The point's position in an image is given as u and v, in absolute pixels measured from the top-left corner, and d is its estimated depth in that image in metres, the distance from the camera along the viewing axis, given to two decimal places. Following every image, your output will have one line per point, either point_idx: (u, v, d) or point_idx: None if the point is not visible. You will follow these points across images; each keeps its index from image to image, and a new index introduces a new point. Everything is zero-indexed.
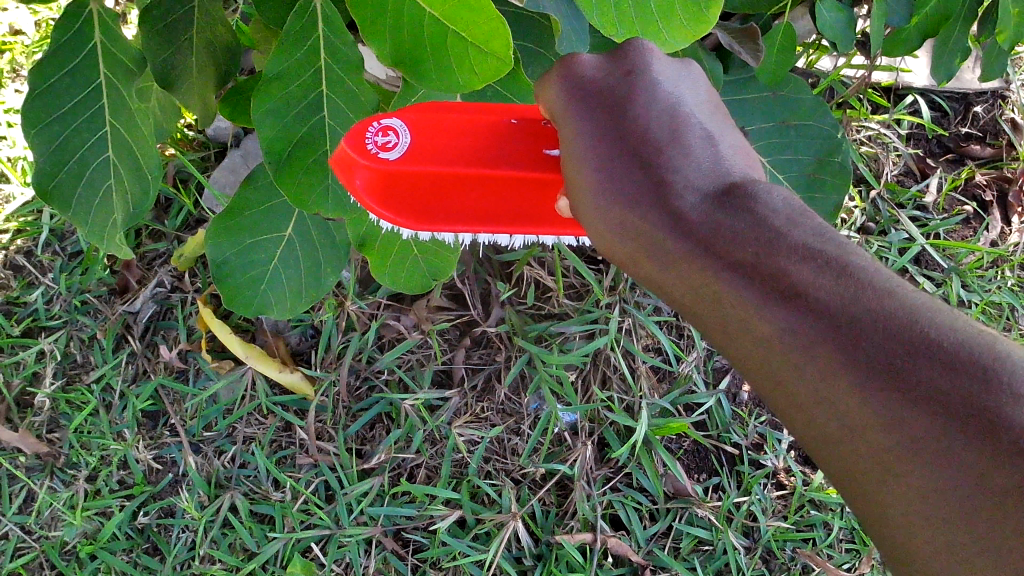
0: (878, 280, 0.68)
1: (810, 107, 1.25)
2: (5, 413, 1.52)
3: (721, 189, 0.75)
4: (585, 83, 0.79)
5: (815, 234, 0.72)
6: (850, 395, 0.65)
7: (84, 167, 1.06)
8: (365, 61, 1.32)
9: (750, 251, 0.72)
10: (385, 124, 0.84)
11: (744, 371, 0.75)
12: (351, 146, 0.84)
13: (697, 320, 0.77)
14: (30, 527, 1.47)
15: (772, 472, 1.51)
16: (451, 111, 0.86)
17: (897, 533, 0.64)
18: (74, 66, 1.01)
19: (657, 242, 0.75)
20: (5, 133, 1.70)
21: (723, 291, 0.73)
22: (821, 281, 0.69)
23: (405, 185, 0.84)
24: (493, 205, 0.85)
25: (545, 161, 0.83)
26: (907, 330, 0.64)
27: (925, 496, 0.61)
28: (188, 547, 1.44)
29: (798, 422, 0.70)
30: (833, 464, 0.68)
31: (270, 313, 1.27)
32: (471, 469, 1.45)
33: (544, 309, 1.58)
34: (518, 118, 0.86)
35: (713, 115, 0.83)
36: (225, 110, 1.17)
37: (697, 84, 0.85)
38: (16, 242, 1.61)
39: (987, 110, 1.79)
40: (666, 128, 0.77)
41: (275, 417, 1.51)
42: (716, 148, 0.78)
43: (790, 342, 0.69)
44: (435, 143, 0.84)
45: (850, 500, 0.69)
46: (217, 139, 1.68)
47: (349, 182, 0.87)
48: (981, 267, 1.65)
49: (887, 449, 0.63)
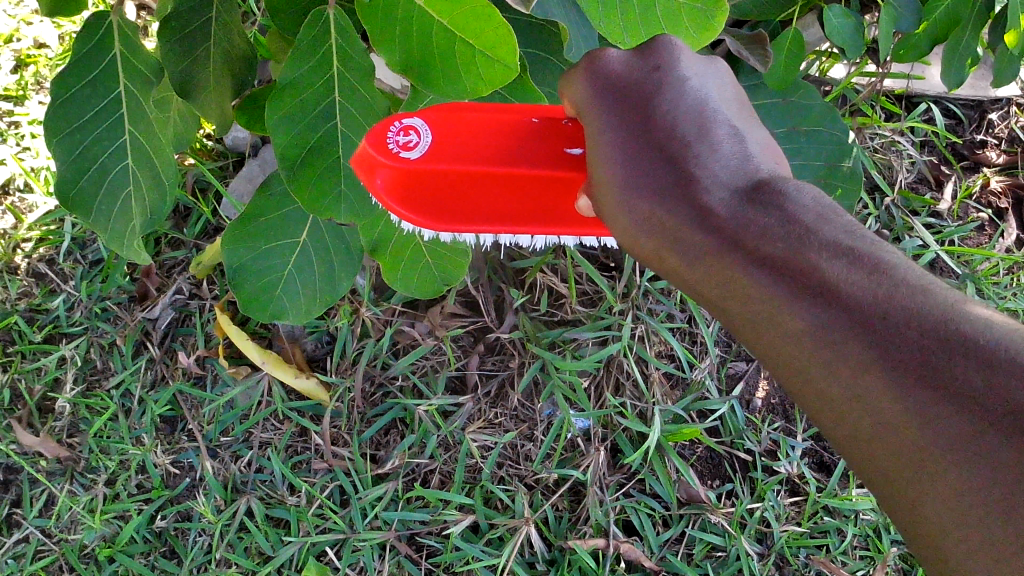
0: (911, 278, 0.68)
1: (821, 111, 1.25)
2: (27, 418, 1.55)
3: (750, 186, 0.75)
4: (610, 79, 0.79)
5: (846, 232, 0.72)
6: (883, 392, 0.65)
7: (104, 175, 1.08)
8: (379, 71, 1.35)
9: (780, 248, 0.72)
10: (406, 124, 0.86)
11: (774, 369, 0.75)
12: (373, 146, 0.86)
13: (724, 317, 0.77)
14: (50, 531, 1.49)
15: (785, 478, 1.50)
16: (472, 111, 0.87)
17: (930, 534, 0.64)
18: (96, 76, 1.03)
19: (684, 239, 0.74)
20: (29, 144, 1.75)
21: (752, 289, 0.73)
22: (854, 278, 0.69)
23: (427, 185, 0.86)
24: (513, 203, 0.86)
25: (565, 160, 0.83)
26: (941, 329, 0.64)
27: (960, 496, 0.61)
28: (204, 551, 1.46)
29: (828, 420, 0.70)
30: (863, 461, 0.68)
31: (285, 318, 1.29)
32: (484, 474, 1.46)
33: (557, 315, 1.58)
34: (538, 117, 0.86)
35: (740, 110, 0.83)
36: (241, 119, 1.20)
37: (724, 80, 0.84)
38: (39, 250, 1.65)
39: (1002, 117, 1.79)
40: (694, 125, 0.77)
41: (291, 422, 1.53)
42: (743, 144, 0.77)
43: (822, 339, 0.69)
44: (455, 142, 0.85)
45: (882, 499, 0.69)
46: (235, 149, 1.71)
47: (371, 183, 0.89)
48: (996, 274, 1.64)
49: (921, 446, 0.63)
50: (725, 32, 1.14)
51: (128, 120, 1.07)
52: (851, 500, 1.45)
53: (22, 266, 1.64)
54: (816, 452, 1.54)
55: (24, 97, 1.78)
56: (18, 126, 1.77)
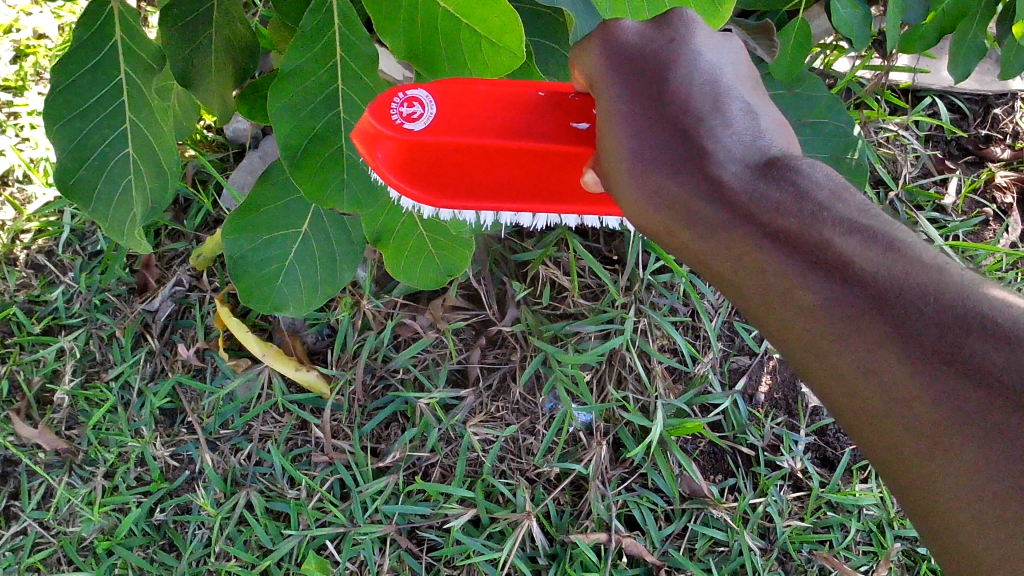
0: (926, 257, 0.68)
1: (828, 103, 1.24)
2: (25, 410, 1.54)
3: (764, 160, 0.73)
4: (623, 50, 0.77)
5: (858, 210, 0.72)
6: (898, 368, 0.65)
7: (105, 163, 1.07)
8: (383, 61, 1.34)
9: (794, 222, 0.70)
10: (410, 95, 0.84)
11: (780, 344, 0.73)
12: (376, 118, 0.84)
13: (729, 291, 0.75)
14: (48, 523, 1.48)
15: (788, 473, 1.49)
16: (477, 82, 0.85)
17: (940, 507, 0.63)
18: (96, 63, 1.02)
19: (696, 213, 0.71)
20: (28, 135, 1.74)
21: (764, 262, 0.70)
22: (869, 255, 0.68)
23: (430, 159, 0.84)
24: (517, 178, 0.85)
25: (572, 135, 0.82)
26: (956, 306, 0.64)
27: (976, 471, 0.60)
28: (203, 544, 1.45)
29: (835, 395, 0.70)
30: (872, 436, 0.68)
31: (286, 310, 1.28)
32: (486, 468, 1.45)
33: (559, 309, 1.57)
34: (545, 90, 0.85)
35: (753, 85, 0.80)
36: (243, 109, 1.18)
37: (738, 54, 0.81)
38: (38, 241, 1.64)
39: (1007, 112, 1.78)
40: (708, 97, 0.74)
41: (291, 415, 1.52)
42: (757, 120, 0.75)
43: (835, 313, 0.68)
44: (460, 114, 0.83)
45: (888, 473, 0.68)
46: (236, 140, 1.70)
47: (372, 156, 0.87)
48: (1000, 269, 1.63)
49: (936, 422, 0.63)
50: (732, 22, 1.14)
51: (128, 108, 1.06)
52: (855, 495, 1.45)
53: (21, 258, 1.63)
54: (818, 448, 1.53)
55: (24, 87, 1.77)
56: (17, 117, 1.76)
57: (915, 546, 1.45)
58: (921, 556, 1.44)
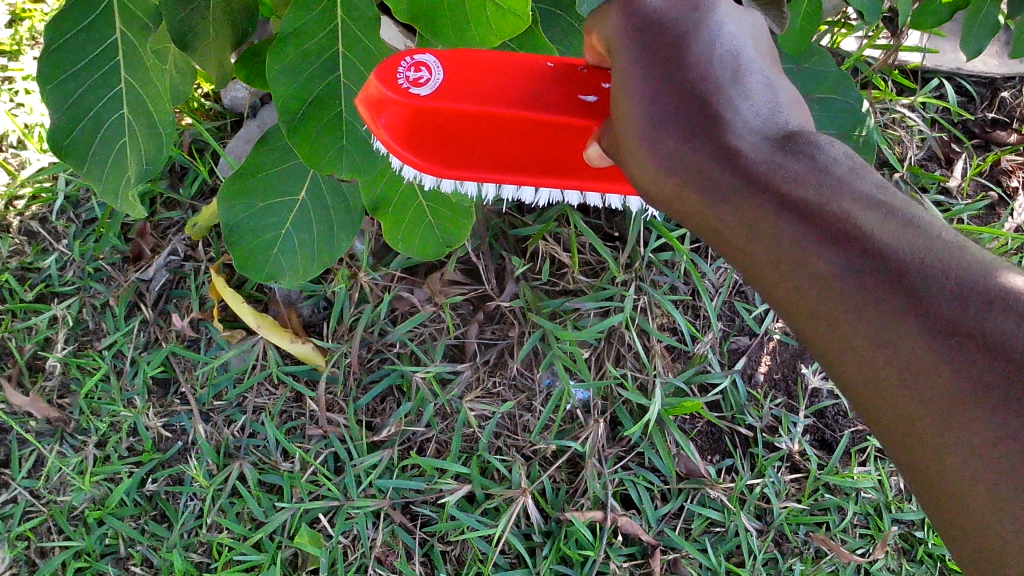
0: (945, 235, 0.67)
1: (834, 79, 1.22)
2: (17, 377, 1.52)
3: (780, 135, 0.74)
4: (646, 17, 0.77)
5: (877, 188, 0.72)
6: (913, 339, 0.63)
7: (99, 125, 1.04)
8: (383, 30, 1.33)
9: (812, 193, 0.70)
10: (418, 60, 0.84)
11: (790, 317, 0.72)
12: (383, 82, 0.85)
13: (743, 263, 0.74)
14: (39, 492, 1.46)
15: (786, 455, 1.48)
16: (486, 51, 0.85)
17: (955, 484, 0.60)
18: (89, 23, 1.00)
19: (710, 177, 0.73)
20: (23, 100, 1.72)
21: (779, 230, 0.70)
22: (886, 228, 0.67)
23: (433, 126, 0.85)
24: (520, 150, 0.85)
25: (580, 107, 0.82)
26: (977, 278, 0.63)
27: (994, 441, 0.57)
28: (195, 515, 1.43)
29: (845, 368, 0.67)
30: (884, 413, 0.65)
31: (282, 279, 1.25)
32: (481, 444, 1.43)
33: (559, 285, 1.56)
34: (554, 62, 0.85)
35: (772, 63, 0.80)
36: (241, 74, 1.16)
37: (759, 32, 0.81)
38: (31, 208, 1.62)
39: (1015, 95, 1.75)
40: (728, 68, 0.76)
41: (286, 387, 1.50)
42: (776, 96, 0.76)
43: (849, 283, 0.66)
44: (466, 81, 0.84)
45: (896, 452, 0.65)
46: (234, 109, 1.68)
47: (375, 121, 0.88)
48: (1004, 253, 1.62)
49: (950, 394, 0.60)
50: None
51: (125, 68, 1.03)
52: (853, 478, 1.43)
53: (14, 224, 1.61)
54: (817, 430, 1.52)
55: (19, 52, 1.76)
56: (12, 82, 1.74)
57: (912, 530, 1.44)
58: (918, 539, 1.43)
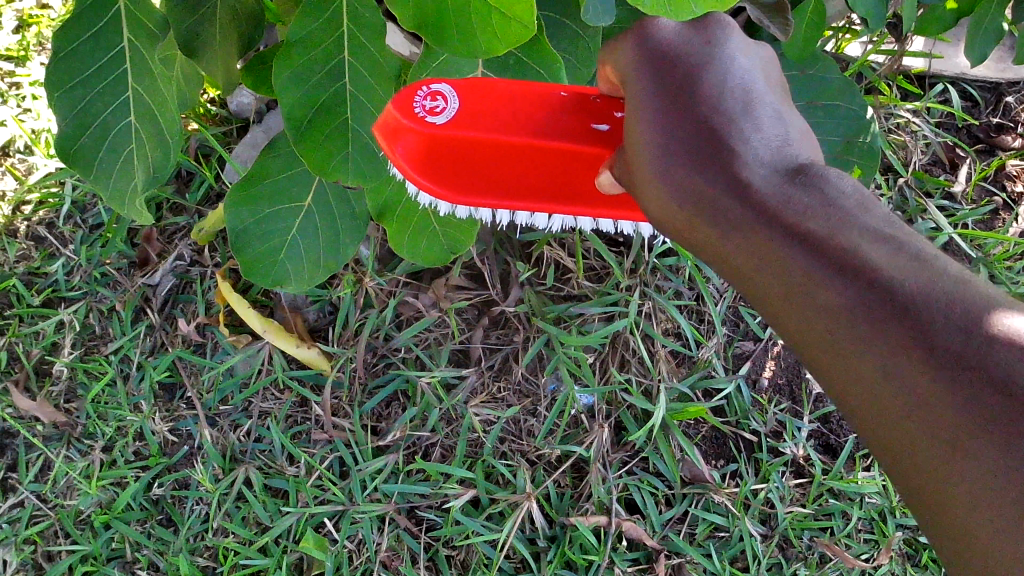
0: (952, 269, 0.68)
1: (840, 85, 1.22)
2: (24, 381, 1.53)
3: (790, 166, 0.74)
4: (656, 49, 0.80)
5: (886, 219, 0.72)
6: (920, 372, 0.63)
7: (106, 132, 1.05)
8: (389, 35, 1.34)
9: (822, 225, 0.71)
10: (434, 90, 0.87)
11: (800, 347, 0.73)
12: (399, 111, 0.87)
13: (752, 292, 0.75)
14: (46, 496, 1.47)
15: (791, 460, 1.49)
16: (500, 81, 0.87)
17: (959, 512, 0.61)
18: (98, 29, 1.00)
19: (720, 208, 0.73)
20: (30, 106, 1.73)
21: (790, 263, 0.71)
22: (895, 262, 0.68)
23: (448, 153, 0.87)
24: (533, 177, 0.87)
25: (591, 135, 0.84)
26: (982, 314, 0.63)
27: (995, 472, 0.58)
28: (201, 520, 1.44)
29: (852, 398, 0.68)
30: (891, 442, 0.66)
31: (287, 285, 1.25)
32: (487, 449, 1.44)
33: (563, 290, 1.56)
34: (567, 91, 0.87)
35: (780, 92, 0.82)
36: (248, 80, 1.17)
37: (770, 64, 0.83)
38: (39, 213, 1.63)
39: (1019, 100, 1.76)
40: (738, 101, 0.76)
41: (291, 392, 1.50)
42: (786, 127, 0.77)
43: (857, 316, 0.67)
44: (480, 110, 0.85)
45: (903, 482, 0.66)
46: (240, 115, 1.69)
47: (391, 149, 0.90)
48: (1009, 258, 1.62)
49: (955, 428, 0.61)
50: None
51: (132, 75, 1.04)
52: (857, 483, 1.44)
53: (21, 229, 1.62)
54: (821, 434, 1.52)
55: (26, 57, 1.77)
56: (19, 87, 1.75)
57: (917, 536, 1.43)
58: (923, 545, 1.43)
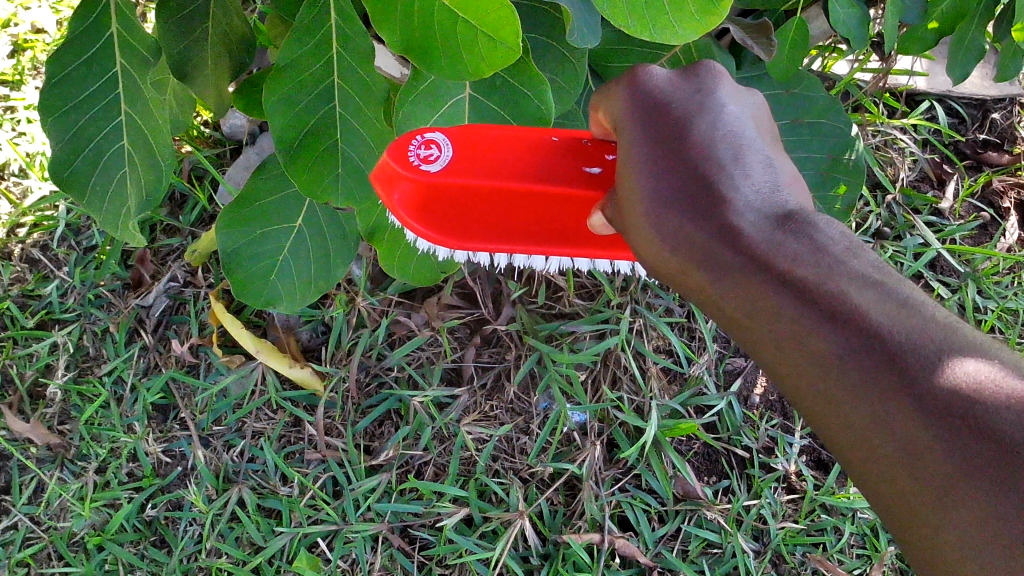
0: (937, 315, 0.69)
1: (823, 104, 1.23)
2: (17, 404, 1.53)
3: (781, 212, 0.77)
4: (649, 97, 0.83)
5: (873, 267, 0.74)
6: (908, 418, 0.64)
7: (99, 155, 1.06)
8: (380, 56, 1.36)
9: (811, 272, 0.73)
10: (428, 138, 0.90)
11: (791, 393, 0.73)
12: (394, 159, 0.90)
13: (745, 337, 0.77)
14: (39, 518, 1.47)
15: (782, 476, 1.49)
16: (492, 128, 0.90)
17: (947, 561, 0.60)
18: (91, 54, 1.00)
19: (712, 255, 0.75)
20: (24, 129, 1.75)
21: (780, 308, 0.72)
22: (881, 308, 0.69)
23: (444, 200, 0.90)
24: (528, 220, 0.90)
25: (584, 180, 0.87)
26: (966, 360, 0.64)
27: (983, 521, 0.58)
28: (194, 540, 1.44)
29: (843, 445, 0.68)
30: (882, 490, 0.65)
31: (278, 305, 1.27)
32: (479, 467, 1.44)
33: (556, 308, 1.58)
34: (559, 135, 0.90)
35: (770, 143, 0.85)
36: (239, 103, 1.19)
37: (761, 111, 0.88)
38: (33, 236, 1.64)
39: (1005, 117, 1.79)
40: (730, 149, 0.79)
41: (285, 412, 1.51)
42: (776, 175, 0.80)
43: (847, 362, 0.68)
44: (474, 157, 0.89)
45: (894, 529, 0.66)
46: (233, 137, 1.71)
47: (388, 197, 0.93)
48: (997, 272, 1.63)
49: (942, 473, 0.61)
50: (728, 20, 1.12)
51: (124, 100, 1.04)
52: (849, 498, 1.44)
53: (15, 252, 1.63)
54: (812, 450, 1.53)
55: (21, 81, 1.79)
56: (13, 111, 1.77)
57: None
58: None
